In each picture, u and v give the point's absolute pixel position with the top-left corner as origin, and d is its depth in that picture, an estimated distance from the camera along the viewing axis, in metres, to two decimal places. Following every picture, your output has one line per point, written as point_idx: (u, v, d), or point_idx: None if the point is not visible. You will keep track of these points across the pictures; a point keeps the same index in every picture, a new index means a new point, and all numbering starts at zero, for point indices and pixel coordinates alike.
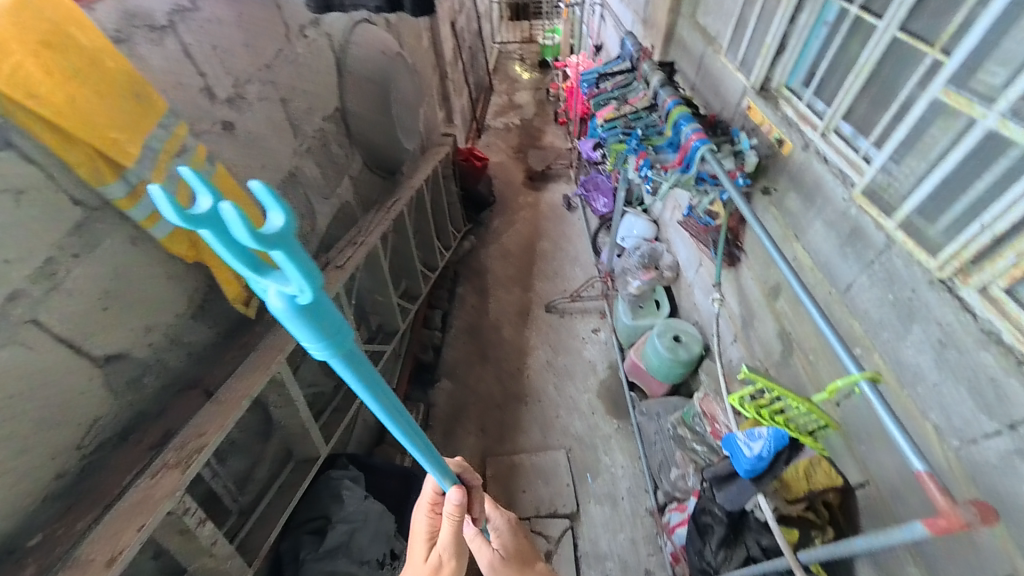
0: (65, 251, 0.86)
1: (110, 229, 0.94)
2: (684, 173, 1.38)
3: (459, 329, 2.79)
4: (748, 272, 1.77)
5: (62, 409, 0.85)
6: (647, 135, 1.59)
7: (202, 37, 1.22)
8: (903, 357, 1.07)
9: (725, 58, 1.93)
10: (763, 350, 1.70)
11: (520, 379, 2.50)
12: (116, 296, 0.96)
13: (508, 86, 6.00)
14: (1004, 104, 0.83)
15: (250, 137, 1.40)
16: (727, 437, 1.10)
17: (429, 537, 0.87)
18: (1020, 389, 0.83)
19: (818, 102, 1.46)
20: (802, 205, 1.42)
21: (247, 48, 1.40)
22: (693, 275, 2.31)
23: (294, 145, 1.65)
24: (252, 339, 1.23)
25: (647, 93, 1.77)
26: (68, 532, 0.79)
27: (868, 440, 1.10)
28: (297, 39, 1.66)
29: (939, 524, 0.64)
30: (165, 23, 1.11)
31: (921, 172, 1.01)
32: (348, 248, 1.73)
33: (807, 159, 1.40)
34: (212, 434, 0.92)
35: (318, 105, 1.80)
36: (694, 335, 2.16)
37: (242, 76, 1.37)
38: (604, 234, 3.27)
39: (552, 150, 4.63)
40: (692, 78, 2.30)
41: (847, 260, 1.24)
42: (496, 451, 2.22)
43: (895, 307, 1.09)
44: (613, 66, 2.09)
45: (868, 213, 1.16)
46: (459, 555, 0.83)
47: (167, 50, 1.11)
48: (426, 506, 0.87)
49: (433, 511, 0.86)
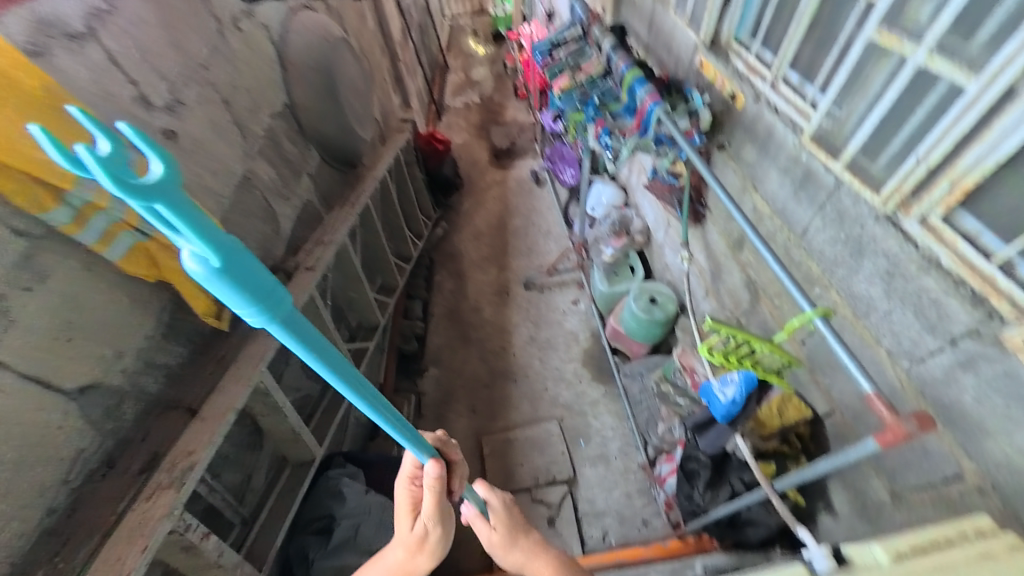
0: (15, 285, 0.82)
1: (60, 257, 0.90)
2: (642, 137, 1.40)
3: (440, 316, 2.80)
4: (713, 227, 1.83)
5: (41, 448, 0.84)
6: (605, 102, 1.59)
7: (127, 41, 1.14)
8: (856, 290, 1.15)
9: (674, 16, 1.92)
10: (732, 300, 1.78)
11: (507, 357, 2.54)
12: (79, 326, 0.93)
13: (463, 62, 5.82)
14: (931, 39, 0.88)
15: (196, 144, 1.34)
16: (705, 386, 1.17)
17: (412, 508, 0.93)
18: (957, 308, 0.90)
19: (766, 52, 1.49)
20: (758, 156, 1.47)
21: (178, 49, 1.32)
22: (663, 236, 2.36)
23: (245, 148, 1.58)
24: (229, 350, 1.21)
25: (601, 58, 1.76)
26: (69, 563, 0.79)
27: (830, 371, 1.19)
28: (232, 33, 1.57)
29: (887, 437, 0.71)
30: (83, 30, 1.03)
31: (863, 113, 1.05)
32: (317, 248, 1.69)
33: (760, 110, 1.44)
34: (202, 450, 0.93)
35: (264, 102, 1.72)
36: (668, 295, 2.23)
37: (178, 80, 1.30)
38: (574, 205, 3.29)
39: (515, 125, 4.57)
40: (644, 38, 2.29)
41: (802, 206, 1.30)
42: (490, 429, 2.28)
43: (848, 245, 1.15)
44: (565, 33, 2.06)
45: (818, 157, 1.21)
46: (443, 521, 0.90)
47: (90, 60, 1.04)
48: (406, 480, 0.92)
49: (413, 484, 0.91)
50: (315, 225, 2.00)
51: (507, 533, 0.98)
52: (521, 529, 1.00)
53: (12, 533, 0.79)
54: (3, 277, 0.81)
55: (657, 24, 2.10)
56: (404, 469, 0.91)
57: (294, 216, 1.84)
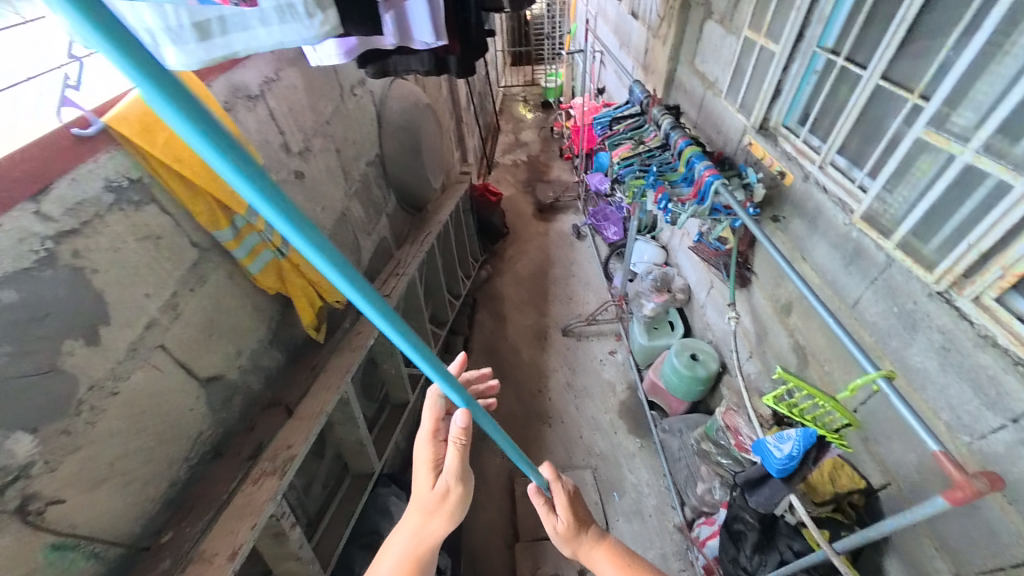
0: (185, 285, 1.01)
1: (215, 266, 1.10)
2: (700, 205, 1.56)
3: (480, 354, 2.90)
4: (759, 291, 1.91)
5: (177, 424, 0.98)
6: (663, 172, 1.79)
7: (281, 102, 1.43)
8: (911, 362, 1.19)
9: (724, 102, 2.15)
10: (778, 363, 1.82)
11: (543, 401, 2.59)
12: (218, 325, 1.10)
13: (514, 125, 6.38)
14: (978, 141, 1.00)
15: (313, 183, 1.59)
16: (757, 443, 1.21)
17: (433, 465, 0.83)
18: (1017, 385, 0.94)
19: (813, 138, 1.64)
20: (807, 230, 1.59)
21: (312, 108, 1.61)
22: (705, 296, 2.45)
23: (344, 188, 1.84)
24: (319, 362, 1.36)
25: (659, 134, 1.98)
26: (187, 531, 0.89)
27: (887, 441, 1.21)
28: (349, 97, 1.89)
29: (958, 495, 0.74)
30: (257, 92, 1.31)
31: (913, 198, 1.17)
32: (389, 279, 1.88)
33: (808, 189, 1.57)
34: (300, 445, 1.05)
35: (362, 152, 2.00)
36: (710, 353, 2.27)
37: (308, 132, 1.57)
38: (615, 260, 3.44)
39: (559, 183, 4.89)
40: (693, 117, 2.53)
41: (853, 278, 1.38)
42: (523, 471, 2.28)
43: (901, 317, 1.22)
44: (623, 110, 2.33)
45: (868, 235, 1.31)
46: (466, 477, 0.82)
47: (258, 115, 1.31)
48: (427, 436, 0.82)
49: (436, 439, 0.82)
50: (385, 259, 2.22)
51: (575, 522, 0.90)
52: (585, 517, 0.92)
53: (145, 496, 0.90)
54: (179, 278, 0.99)
55: (707, 107, 2.34)
56: (423, 425, 0.82)
57: (371, 249, 2.07)
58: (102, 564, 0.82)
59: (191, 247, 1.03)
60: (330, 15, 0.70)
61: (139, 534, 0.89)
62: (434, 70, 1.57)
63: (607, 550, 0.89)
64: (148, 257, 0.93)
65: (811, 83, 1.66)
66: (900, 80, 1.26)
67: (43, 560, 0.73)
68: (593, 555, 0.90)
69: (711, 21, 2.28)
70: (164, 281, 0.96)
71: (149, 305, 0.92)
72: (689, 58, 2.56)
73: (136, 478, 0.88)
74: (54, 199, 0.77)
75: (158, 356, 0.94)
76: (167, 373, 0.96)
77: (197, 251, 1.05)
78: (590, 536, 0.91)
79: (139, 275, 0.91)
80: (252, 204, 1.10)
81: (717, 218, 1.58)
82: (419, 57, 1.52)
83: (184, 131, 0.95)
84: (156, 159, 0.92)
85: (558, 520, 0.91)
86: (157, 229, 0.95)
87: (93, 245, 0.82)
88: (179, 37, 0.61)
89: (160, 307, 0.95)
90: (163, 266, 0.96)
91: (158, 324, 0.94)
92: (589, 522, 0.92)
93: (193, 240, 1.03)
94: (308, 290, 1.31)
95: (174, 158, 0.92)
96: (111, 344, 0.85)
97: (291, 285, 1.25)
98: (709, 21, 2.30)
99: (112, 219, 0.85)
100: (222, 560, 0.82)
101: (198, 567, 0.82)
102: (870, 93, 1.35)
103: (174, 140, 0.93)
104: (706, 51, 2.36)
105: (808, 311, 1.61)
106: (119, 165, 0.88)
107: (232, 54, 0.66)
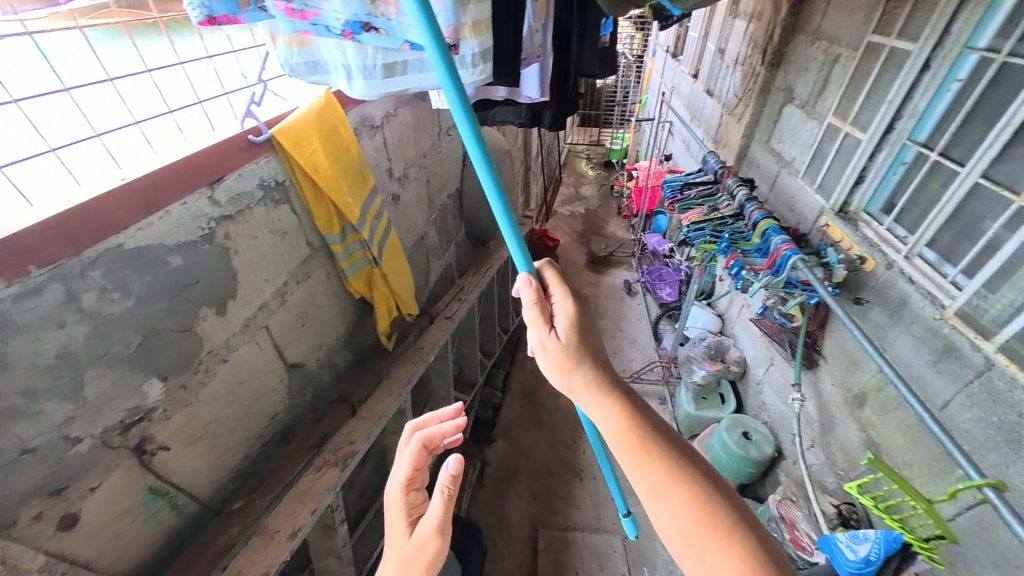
0: (293, 278, 1.13)
1: (318, 265, 1.23)
2: (774, 276, 1.57)
3: (518, 393, 2.88)
4: (827, 376, 1.81)
5: (260, 401, 1.06)
6: (736, 240, 1.81)
7: (394, 133, 1.62)
8: (1012, 481, 1.09)
9: (800, 181, 2.17)
10: (845, 459, 1.69)
11: (576, 453, 2.50)
12: (309, 317, 1.21)
13: (575, 179, 6.65)
14: None
15: (404, 206, 1.75)
16: (826, 537, 1.12)
17: (406, 517, 0.67)
18: None
19: (899, 228, 1.60)
20: (888, 319, 1.53)
21: (416, 141, 1.81)
22: (762, 373, 2.34)
23: (426, 214, 2.00)
24: (383, 369, 1.44)
25: (732, 203, 2.02)
26: (256, 503, 0.98)
27: (982, 567, 1.08)
28: (444, 136, 2.10)
29: None
30: (378, 123, 1.51)
31: (1018, 302, 1.11)
32: (451, 302, 1.98)
33: (892, 277, 1.53)
34: (361, 442, 1.11)
35: (445, 185, 2.18)
36: (764, 434, 2.13)
37: (409, 161, 1.76)
38: (666, 321, 3.38)
39: (614, 239, 4.97)
40: (765, 193, 2.55)
41: (941, 376, 1.30)
42: (547, 523, 2.18)
43: (1001, 430, 1.12)
44: (696, 177, 2.39)
45: (964, 333, 1.24)
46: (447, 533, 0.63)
47: (375, 141, 1.49)
48: (401, 483, 0.69)
49: (410, 488, 0.69)
50: (448, 285, 2.34)
51: (574, 331, 0.67)
52: (593, 349, 0.68)
53: (223, 461, 0.98)
54: (290, 270, 1.12)
55: (780, 184, 2.37)
56: (397, 472, 0.70)
57: (438, 274, 2.19)
58: (178, 517, 0.89)
59: (306, 246, 1.17)
60: (489, 67, 0.80)
61: (211, 497, 0.96)
62: (528, 121, 1.73)
63: (604, 373, 0.67)
64: (275, 248, 1.07)
65: (899, 173, 1.64)
66: (1005, 181, 1.23)
67: (139, 499, 0.81)
68: (597, 400, 0.65)
69: (791, 105, 2.36)
70: (280, 271, 1.09)
71: (265, 289, 1.05)
72: (765, 136, 2.63)
73: (221, 442, 0.96)
74: (223, 189, 0.90)
75: (261, 335, 1.05)
76: (264, 352, 1.06)
77: (310, 249, 1.18)
78: (591, 377, 0.66)
79: (265, 262, 1.04)
80: (362, 217, 1.23)
81: (791, 291, 1.58)
82: (517, 111, 1.70)
83: (324, 148, 1.09)
84: (299, 168, 1.06)
85: (551, 334, 0.67)
86: (286, 225, 1.09)
87: (240, 230, 0.95)
88: (369, 74, 0.76)
89: (272, 293, 1.07)
90: (283, 257, 1.09)
91: (268, 307, 1.06)
92: (598, 360, 0.68)
93: (310, 240, 1.17)
94: (389, 301, 1.42)
95: (312, 169, 1.07)
96: (233, 318, 0.96)
97: (377, 292, 1.37)
98: (789, 105, 2.38)
99: (258, 212, 1.00)
100: (282, 537, 0.89)
101: (260, 539, 0.88)
102: (967, 189, 1.33)
103: (315, 154, 1.07)
104: (784, 132, 2.41)
105: (885, 404, 1.50)
106: (272, 168, 1.03)
107: (403, 88, 0.80)
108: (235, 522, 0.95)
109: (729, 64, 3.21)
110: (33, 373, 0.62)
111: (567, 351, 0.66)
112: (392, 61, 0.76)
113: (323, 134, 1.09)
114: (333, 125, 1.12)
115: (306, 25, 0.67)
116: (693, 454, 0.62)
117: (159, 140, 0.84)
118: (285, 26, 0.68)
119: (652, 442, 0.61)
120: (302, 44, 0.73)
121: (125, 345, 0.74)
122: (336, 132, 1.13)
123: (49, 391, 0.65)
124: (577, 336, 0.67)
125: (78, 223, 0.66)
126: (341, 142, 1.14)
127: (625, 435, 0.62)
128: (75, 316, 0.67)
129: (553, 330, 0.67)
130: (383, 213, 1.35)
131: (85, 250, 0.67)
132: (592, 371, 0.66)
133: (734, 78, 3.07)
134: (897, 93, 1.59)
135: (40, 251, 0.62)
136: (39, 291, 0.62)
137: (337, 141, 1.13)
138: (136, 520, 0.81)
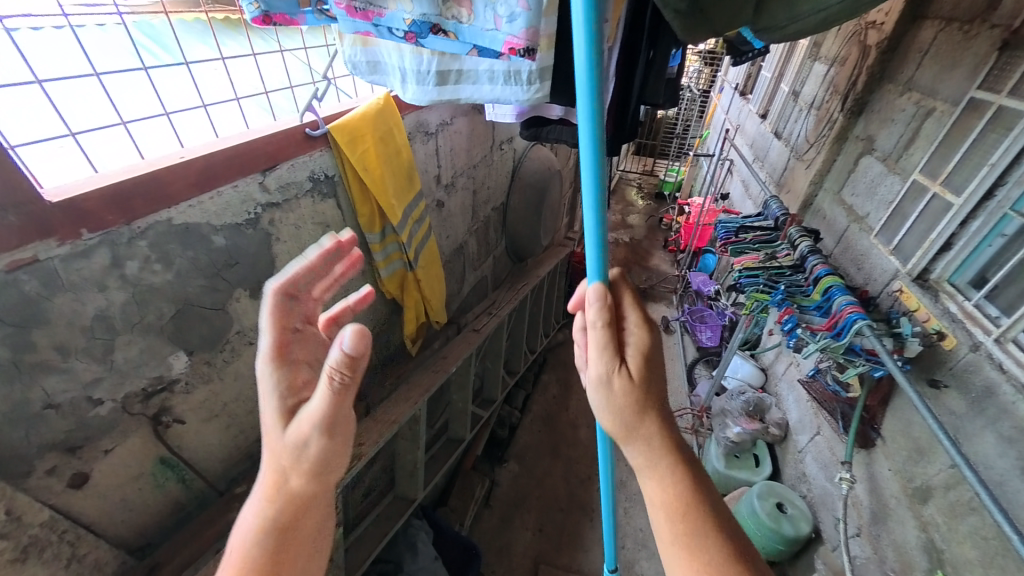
0: None
1: (355, 262, 1.24)
2: (834, 340, 1.43)
3: (537, 416, 2.79)
4: (884, 459, 1.61)
5: None
6: (792, 293, 1.68)
7: (448, 142, 1.66)
8: None
9: (874, 240, 1.99)
10: (899, 559, 1.49)
11: (590, 491, 2.37)
12: (340, 312, 1.22)
13: (624, 206, 6.53)
14: None
15: (449, 214, 1.78)
16: None
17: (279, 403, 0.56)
18: None
19: (989, 306, 1.40)
20: (969, 409, 1.36)
21: (468, 153, 1.83)
22: (805, 441, 2.13)
23: (469, 224, 2.00)
24: (404, 374, 1.43)
25: (792, 254, 1.88)
26: None
27: None
28: (497, 149, 2.12)
29: None
30: (434, 130, 1.54)
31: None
32: (480, 315, 1.96)
33: (977, 359, 1.36)
34: (370, 446, 1.09)
35: (492, 198, 2.20)
36: (802, 510, 1.92)
37: (459, 170, 1.78)
38: (702, 366, 3.19)
39: (657, 272, 4.81)
40: (830, 247, 2.36)
41: None
42: (550, 560, 2.06)
43: None
44: (754, 221, 2.26)
45: None
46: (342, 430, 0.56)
47: (429, 147, 1.52)
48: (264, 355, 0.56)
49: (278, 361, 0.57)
50: (480, 297, 2.32)
51: (643, 365, 0.58)
52: (659, 397, 0.59)
53: (236, 441, 0.98)
54: None
55: (848, 240, 2.19)
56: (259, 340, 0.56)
57: (472, 285, 2.19)
58: (185, 491, 0.89)
59: (347, 242, 1.18)
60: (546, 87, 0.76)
61: (220, 475, 0.97)
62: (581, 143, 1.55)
63: (669, 432, 0.59)
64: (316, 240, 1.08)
65: (995, 245, 1.45)
66: None
67: (150, 468, 0.81)
68: (652, 456, 0.58)
69: (870, 156, 2.19)
70: None
71: None
72: (837, 186, 2.44)
73: (235, 424, 0.97)
74: (273, 178, 0.93)
75: None
76: None
77: None
78: (653, 431, 0.58)
79: (305, 253, 1.06)
80: (404, 220, 1.24)
81: (853, 358, 1.43)
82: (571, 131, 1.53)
83: (375, 148, 1.11)
84: (349, 165, 1.08)
85: (620, 368, 0.58)
86: (329, 218, 1.10)
87: (285, 219, 0.98)
88: (423, 79, 0.76)
89: None
90: None
91: None
92: (660, 408, 0.59)
93: (350, 236, 1.19)
94: (418, 306, 1.41)
95: (361, 167, 1.09)
96: None
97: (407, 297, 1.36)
98: (868, 156, 2.21)
99: (305, 203, 1.02)
100: None
101: None
102: None
103: (365, 152, 1.09)
104: (859, 183, 2.23)
105: (955, 506, 1.31)
106: (323, 162, 1.05)
107: (456, 96, 0.79)
108: (235, 507, 0.94)
109: (802, 108, 3.06)
110: (70, 332, 0.65)
111: (633, 391, 0.57)
112: (445, 69, 0.75)
113: (375, 134, 1.11)
114: (388, 128, 1.14)
115: (367, 24, 0.70)
116: (745, 547, 0.55)
117: (225, 123, 0.88)
118: (347, 26, 0.72)
119: (694, 532, 0.54)
120: (365, 44, 0.77)
121: (159, 316, 0.76)
122: (390, 134, 1.15)
123: (81, 350, 0.67)
124: (646, 377, 0.58)
125: (135, 193, 0.69)
126: (393, 145, 1.17)
127: (668, 499, 0.56)
128: (117, 282, 0.69)
129: (623, 362, 0.58)
130: (426, 219, 1.37)
131: (136, 220, 0.70)
132: (656, 424, 0.58)
133: (806, 123, 2.91)
134: (1001, 157, 1.42)
135: (97, 216, 0.65)
136: (88, 254, 0.65)
137: (389, 143, 1.15)
138: (145, 487, 0.82)
